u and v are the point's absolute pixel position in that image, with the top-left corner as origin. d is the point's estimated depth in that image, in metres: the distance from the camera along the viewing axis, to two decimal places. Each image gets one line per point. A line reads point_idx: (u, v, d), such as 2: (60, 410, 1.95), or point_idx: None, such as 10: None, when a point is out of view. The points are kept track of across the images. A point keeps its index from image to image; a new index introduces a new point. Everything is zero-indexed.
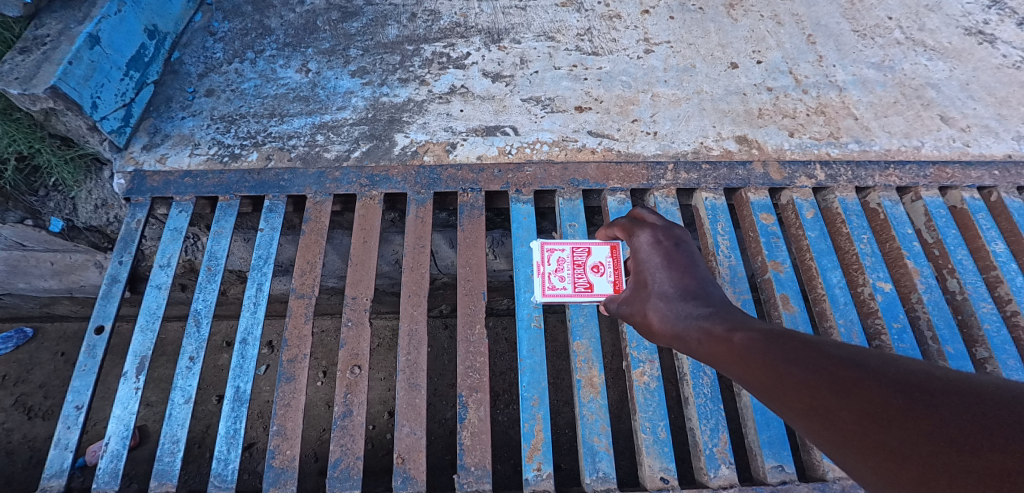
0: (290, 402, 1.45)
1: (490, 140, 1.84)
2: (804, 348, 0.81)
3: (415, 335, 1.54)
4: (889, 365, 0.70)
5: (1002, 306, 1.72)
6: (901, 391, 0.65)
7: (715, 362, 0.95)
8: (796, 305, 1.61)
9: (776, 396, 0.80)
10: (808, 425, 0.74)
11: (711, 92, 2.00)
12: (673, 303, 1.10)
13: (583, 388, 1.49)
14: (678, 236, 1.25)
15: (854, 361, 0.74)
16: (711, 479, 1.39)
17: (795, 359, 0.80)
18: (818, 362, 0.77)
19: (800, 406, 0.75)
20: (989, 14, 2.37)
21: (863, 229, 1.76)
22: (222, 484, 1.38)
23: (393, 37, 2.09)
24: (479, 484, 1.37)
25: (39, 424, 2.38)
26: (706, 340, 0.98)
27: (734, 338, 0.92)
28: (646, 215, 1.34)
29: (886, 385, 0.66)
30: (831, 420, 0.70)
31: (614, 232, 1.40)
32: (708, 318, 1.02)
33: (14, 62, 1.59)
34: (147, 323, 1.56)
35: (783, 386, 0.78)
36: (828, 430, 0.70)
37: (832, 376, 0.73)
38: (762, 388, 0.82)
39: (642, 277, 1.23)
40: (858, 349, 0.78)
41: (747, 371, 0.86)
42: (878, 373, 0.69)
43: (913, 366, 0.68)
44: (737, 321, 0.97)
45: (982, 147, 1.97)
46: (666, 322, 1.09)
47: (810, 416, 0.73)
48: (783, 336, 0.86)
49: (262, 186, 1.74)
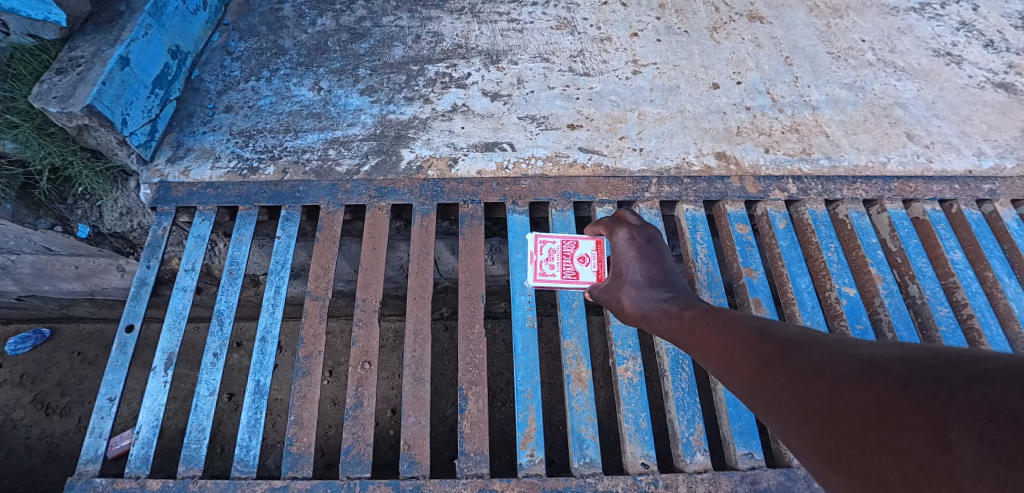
0: (306, 394, 1.60)
1: (489, 156, 1.99)
2: (731, 319, 1.03)
3: (419, 333, 1.68)
4: (786, 330, 0.93)
5: (958, 310, 1.87)
6: (789, 348, 0.87)
7: (668, 335, 1.17)
8: (767, 307, 1.77)
9: (709, 356, 1.02)
10: (727, 376, 0.96)
11: (693, 111, 2.16)
12: (642, 290, 1.30)
13: (572, 382, 1.64)
14: (650, 233, 1.42)
15: (762, 328, 0.96)
16: (687, 464, 1.54)
17: (723, 328, 1.02)
18: (740, 330, 0.99)
19: (724, 362, 0.97)
20: (957, 36, 2.53)
21: (830, 239, 1.92)
22: (244, 468, 1.52)
23: (399, 58, 2.24)
24: (478, 468, 1.52)
25: (56, 420, 2.49)
26: (664, 317, 1.19)
27: (684, 315, 1.13)
28: (626, 215, 1.49)
29: (782, 344, 0.89)
30: (741, 371, 0.92)
31: (597, 229, 1.53)
32: (667, 300, 1.22)
33: (52, 82, 1.72)
34: (174, 322, 1.71)
35: (714, 349, 1.00)
36: (739, 379, 0.93)
37: (746, 339, 0.95)
38: (701, 352, 1.04)
39: (618, 267, 1.41)
40: (768, 319, 1.02)
41: (690, 339, 1.08)
42: (778, 336, 0.92)
43: (804, 332, 0.90)
44: (688, 302, 1.18)
45: (945, 162, 2.12)
46: (636, 304, 1.29)
47: (728, 369, 0.96)
48: (719, 311, 1.08)
49: (279, 197, 1.89)
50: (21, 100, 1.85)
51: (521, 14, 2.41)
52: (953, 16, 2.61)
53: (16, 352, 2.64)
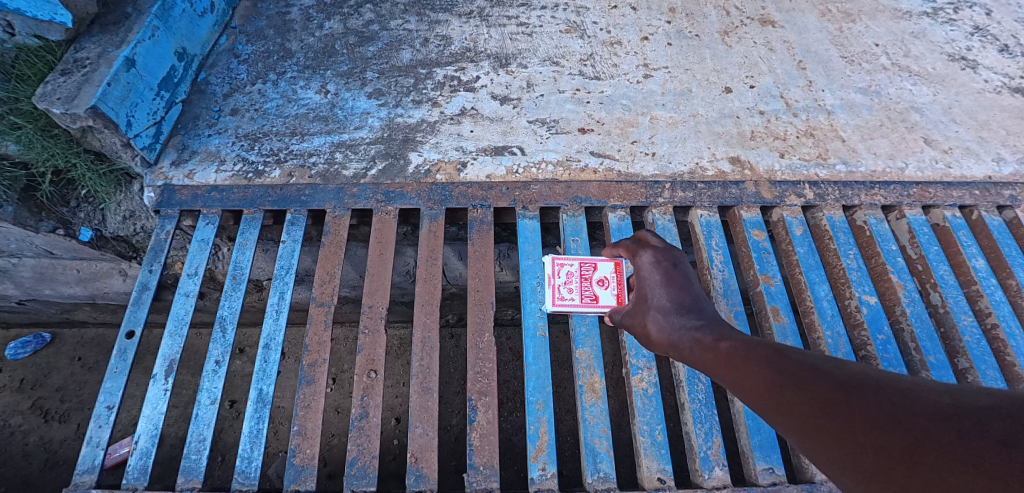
0: (310, 403, 1.55)
1: (498, 160, 1.96)
2: (776, 354, 0.92)
3: (427, 342, 1.64)
4: (843, 368, 0.83)
5: (982, 319, 1.81)
6: (851, 390, 0.78)
7: (703, 368, 1.05)
8: (785, 317, 1.71)
9: (752, 395, 0.91)
10: (777, 419, 0.86)
11: (706, 115, 2.12)
12: (670, 316, 1.19)
13: (585, 393, 1.58)
14: (676, 256, 1.33)
15: (815, 365, 0.86)
16: (706, 480, 1.48)
17: (768, 363, 0.91)
18: (785, 365, 0.89)
19: (772, 403, 0.87)
20: (972, 40, 2.49)
21: (849, 245, 1.86)
22: (245, 481, 1.47)
23: (408, 61, 2.22)
24: (488, 482, 1.46)
25: (55, 426, 2.44)
26: (698, 348, 1.07)
27: (721, 346, 1.02)
28: (649, 237, 1.41)
29: (838, 385, 0.80)
30: (794, 415, 0.82)
31: (618, 252, 1.47)
32: (701, 329, 1.11)
33: (57, 83, 1.70)
34: (175, 328, 1.66)
35: (755, 386, 0.90)
36: (792, 423, 0.83)
37: (797, 378, 0.85)
38: (740, 389, 0.93)
39: (642, 292, 1.31)
40: (813, 352, 0.92)
41: (730, 375, 0.96)
42: (835, 376, 0.82)
43: (855, 368, 0.82)
44: (725, 332, 1.06)
45: (963, 168, 2.07)
46: (663, 333, 1.18)
47: (777, 411, 0.86)
48: (761, 344, 0.97)
49: (285, 201, 1.86)
50: (24, 100, 1.82)
51: (530, 18, 2.39)
52: (967, 20, 2.57)
53: (16, 357, 2.60)
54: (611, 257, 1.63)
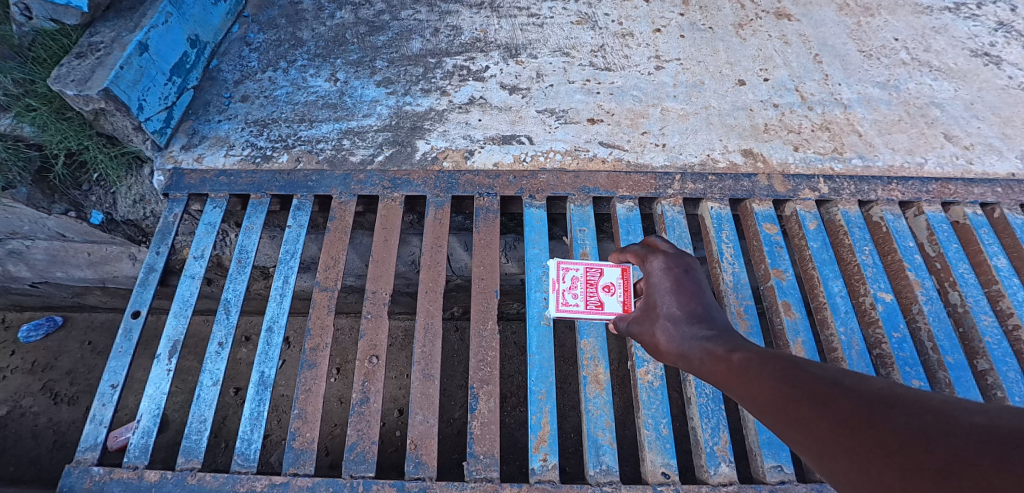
0: (311, 387, 1.54)
1: (506, 148, 1.94)
2: (792, 367, 0.88)
3: (430, 328, 1.62)
4: (864, 383, 0.79)
5: (1004, 320, 1.74)
6: (876, 407, 0.74)
7: (713, 380, 0.99)
8: (797, 312, 1.67)
9: (766, 410, 0.86)
10: (791, 435, 0.82)
11: (718, 108, 2.08)
12: (680, 325, 1.13)
13: (589, 384, 1.55)
14: (689, 264, 1.26)
15: (834, 380, 0.82)
16: (711, 476, 1.44)
17: (784, 376, 0.86)
18: (802, 379, 0.84)
19: (786, 418, 0.82)
20: (995, 36, 2.42)
21: (865, 241, 1.81)
22: (245, 462, 1.46)
23: (417, 50, 2.22)
24: (487, 472, 1.43)
25: (64, 409, 2.47)
26: (708, 359, 1.01)
27: (733, 358, 0.96)
28: (658, 242, 1.35)
29: (861, 401, 0.76)
30: (811, 431, 0.78)
31: (626, 256, 1.40)
32: (711, 340, 1.05)
33: (71, 65, 1.72)
34: (180, 309, 1.67)
35: (771, 402, 0.85)
36: (809, 440, 0.78)
37: (816, 393, 0.81)
38: (754, 404, 0.88)
39: (651, 299, 1.25)
40: (830, 367, 0.88)
41: (741, 388, 0.91)
42: (856, 392, 0.78)
43: (878, 384, 0.78)
44: (737, 343, 1.01)
45: (985, 165, 2.01)
46: (672, 342, 1.12)
47: (792, 427, 0.81)
48: (775, 356, 0.92)
49: (292, 186, 1.86)
50: (40, 83, 1.87)
51: (541, 9, 2.38)
52: (991, 16, 2.50)
53: (28, 340, 2.64)
54: (617, 263, 1.54)
